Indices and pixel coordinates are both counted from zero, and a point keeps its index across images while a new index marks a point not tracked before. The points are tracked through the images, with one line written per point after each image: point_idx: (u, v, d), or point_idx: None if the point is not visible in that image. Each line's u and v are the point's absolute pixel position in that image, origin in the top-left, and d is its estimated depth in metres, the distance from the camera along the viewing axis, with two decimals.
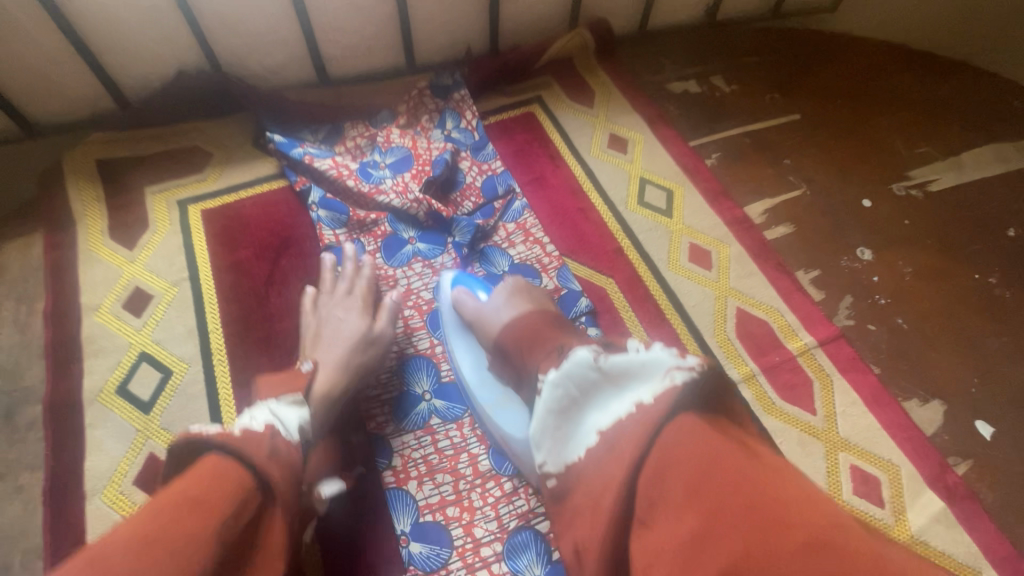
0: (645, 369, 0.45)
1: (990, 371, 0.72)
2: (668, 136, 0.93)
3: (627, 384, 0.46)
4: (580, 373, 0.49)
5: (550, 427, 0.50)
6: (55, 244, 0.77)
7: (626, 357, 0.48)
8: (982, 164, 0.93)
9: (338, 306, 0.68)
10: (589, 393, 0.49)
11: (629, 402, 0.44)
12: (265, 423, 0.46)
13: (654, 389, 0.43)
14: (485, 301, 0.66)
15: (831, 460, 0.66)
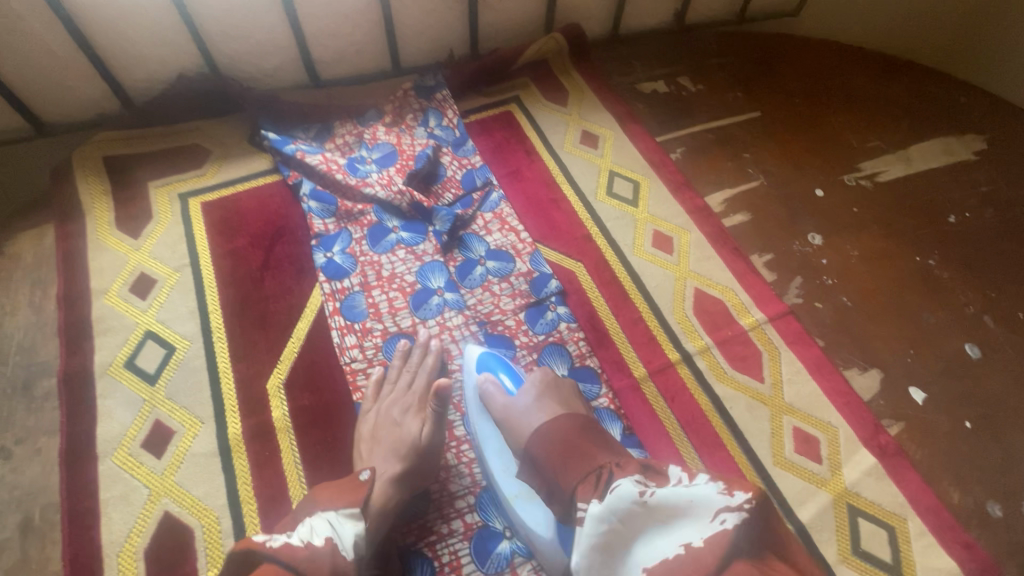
0: (693, 508, 0.46)
1: (923, 343, 0.79)
2: (637, 133, 1.00)
3: (674, 522, 0.47)
4: (624, 506, 0.47)
5: (594, 559, 0.48)
6: (67, 233, 0.83)
7: (669, 490, 0.48)
8: (929, 156, 0.99)
9: (397, 405, 0.69)
10: (633, 528, 0.48)
11: (678, 543, 0.45)
12: (325, 539, 0.51)
13: (703, 531, 0.45)
14: (513, 398, 0.63)
15: (776, 423, 0.72)
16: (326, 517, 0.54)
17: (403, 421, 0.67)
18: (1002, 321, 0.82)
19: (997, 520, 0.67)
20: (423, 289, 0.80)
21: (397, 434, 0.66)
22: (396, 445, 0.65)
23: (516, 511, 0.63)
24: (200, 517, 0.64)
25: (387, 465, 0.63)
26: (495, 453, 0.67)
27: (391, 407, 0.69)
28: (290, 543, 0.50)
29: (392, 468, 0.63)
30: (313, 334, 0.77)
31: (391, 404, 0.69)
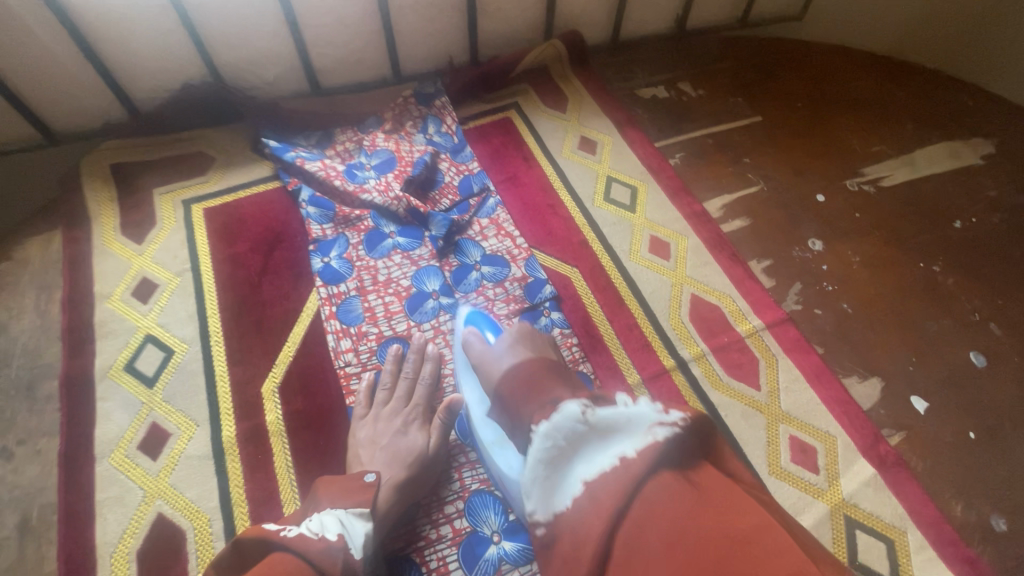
0: (632, 424, 0.45)
1: (926, 352, 0.78)
2: (635, 138, 1.00)
3: (613, 437, 0.46)
4: (568, 425, 0.47)
5: (539, 476, 0.48)
6: (74, 239, 0.85)
7: (613, 411, 0.47)
8: (935, 160, 0.98)
9: (396, 415, 0.70)
10: (576, 446, 0.47)
11: (614, 456, 0.44)
12: (338, 534, 0.51)
13: (637, 443, 0.43)
14: (491, 345, 0.64)
15: (772, 431, 0.71)
16: (335, 515, 0.55)
17: (404, 431, 0.68)
18: (1009, 330, 0.80)
19: (1000, 533, 0.65)
20: (419, 293, 0.81)
21: (399, 443, 0.66)
22: (397, 454, 0.65)
23: (492, 457, 0.64)
24: (192, 519, 0.65)
25: (389, 471, 0.64)
26: (477, 402, 0.69)
27: (390, 417, 0.69)
28: (305, 534, 0.50)
29: (394, 475, 0.63)
30: (308, 338, 0.78)
31: (391, 414, 0.70)
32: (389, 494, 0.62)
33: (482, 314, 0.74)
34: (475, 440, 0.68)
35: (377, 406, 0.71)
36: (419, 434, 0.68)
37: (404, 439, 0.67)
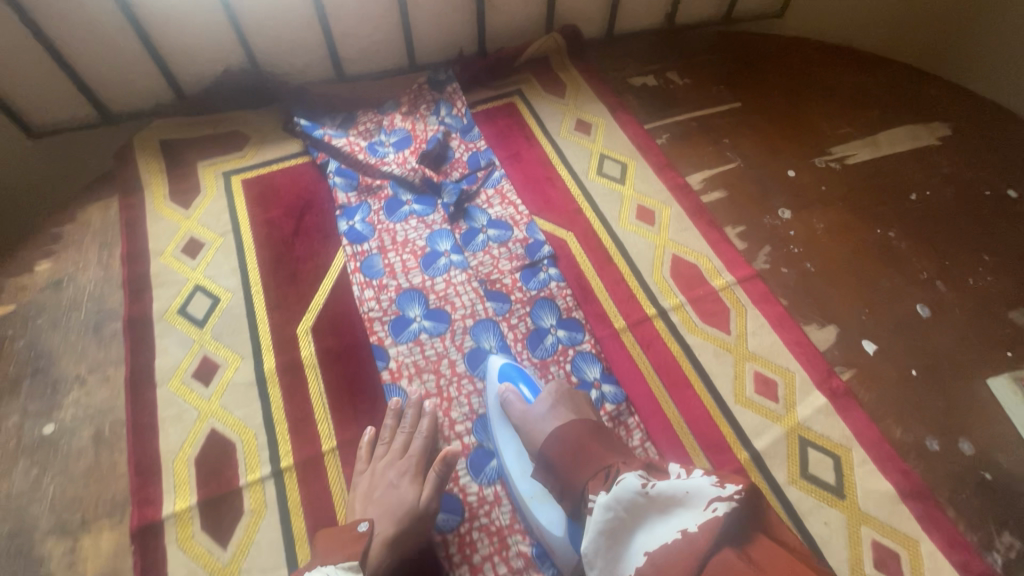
0: (690, 497, 0.50)
1: (878, 304, 0.88)
2: (626, 121, 1.11)
3: (673, 510, 0.50)
4: (628, 496, 0.52)
5: (601, 547, 0.52)
6: (129, 204, 0.97)
7: (670, 483, 0.52)
8: (895, 141, 1.09)
9: (391, 468, 0.70)
10: (637, 516, 0.52)
11: (675, 528, 0.48)
12: None
13: (696, 517, 0.48)
14: (531, 406, 0.70)
15: (739, 367, 0.82)
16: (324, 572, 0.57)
17: (397, 481, 0.69)
18: (954, 286, 0.90)
19: (933, 451, 0.75)
20: (432, 252, 0.92)
21: (391, 493, 0.67)
22: (389, 504, 0.66)
23: (532, 512, 0.67)
24: (239, 433, 0.76)
25: (383, 523, 0.65)
26: (515, 456, 0.71)
27: (386, 469, 0.70)
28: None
29: (386, 528, 0.64)
30: (336, 287, 0.89)
31: (386, 466, 0.70)
32: (379, 547, 0.63)
33: (515, 366, 0.77)
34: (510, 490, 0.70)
35: (375, 457, 0.72)
36: (411, 484, 0.69)
37: (398, 491, 0.68)
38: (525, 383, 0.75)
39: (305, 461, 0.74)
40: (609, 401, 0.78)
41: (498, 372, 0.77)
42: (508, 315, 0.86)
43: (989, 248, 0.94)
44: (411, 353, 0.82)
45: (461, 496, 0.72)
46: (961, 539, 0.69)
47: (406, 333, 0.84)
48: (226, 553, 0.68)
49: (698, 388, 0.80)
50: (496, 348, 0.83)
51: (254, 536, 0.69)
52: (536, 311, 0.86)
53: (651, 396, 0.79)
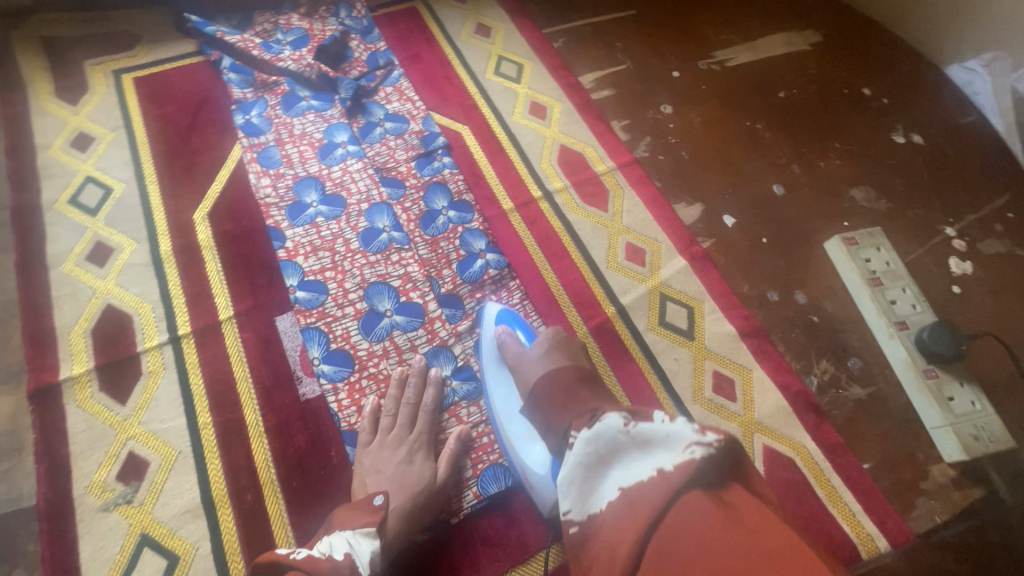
0: (668, 438, 0.45)
1: (741, 186, 0.98)
2: (525, 25, 1.15)
3: (652, 448, 0.47)
4: (610, 433, 0.51)
5: (576, 479, 0.50)
6: (12, 101, 0.95)
7: (653, 424, 0.48)
8: (773, 47, 1.17)
9: (400, 445, 0.69)
10: (617, 454, 0.50)
11: (649, 468, 0.45)
12: (344, 553, 0.55)
13: (670, 457, 0.44)
14: (527, 349, 0.70)
15: (612, 239, 0.90)
16: (345, 536, 0.57)
17: (409, 457, 0.68)
18: (806, 169, 1.01)
19: (772, 302, 0.87)
20: (329, 143, 0.95)
21: (405, 467, 0.67)
22: (402, 481, 0.66)
23: (518, 452, 0.69)
24: (135, 307, 0.79)
25: (398, 494, 0.65)
26: (505, 399, 0.72)
27: (397, 447, 0.69)
28: (313, 558, 0.55)
29: (403, 501, 0.64)
30: (232, 178, 0.91)
31: (396, 442, 0.69)
32: (395, 517, 0.63)
33: (513, 313, 0.77)
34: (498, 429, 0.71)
35: (385, 429, 0.71)
36: (425, 458, 0.69)
37: (410, 468, 0.67)
38: (520, 329, 0.76)
39: (202, 328, 0.78)
40: (492, 267, 0.85)
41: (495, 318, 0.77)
42: (402, 200, 0.90)
43: (839, 138, 1.06)
44: (307, 234, 0.86)
45: (352, 352, 0.77)
46: (785, 367, 0.82)
47: (303, 217, 0.88)
48: (126, 409, 0.72)
49: (575, 258, 0.88)
50: (389, 227, 0.88)
51: (153, 394, 0.73)
52: (429, 195, 0.91)
53: (532, 264, 0.87)
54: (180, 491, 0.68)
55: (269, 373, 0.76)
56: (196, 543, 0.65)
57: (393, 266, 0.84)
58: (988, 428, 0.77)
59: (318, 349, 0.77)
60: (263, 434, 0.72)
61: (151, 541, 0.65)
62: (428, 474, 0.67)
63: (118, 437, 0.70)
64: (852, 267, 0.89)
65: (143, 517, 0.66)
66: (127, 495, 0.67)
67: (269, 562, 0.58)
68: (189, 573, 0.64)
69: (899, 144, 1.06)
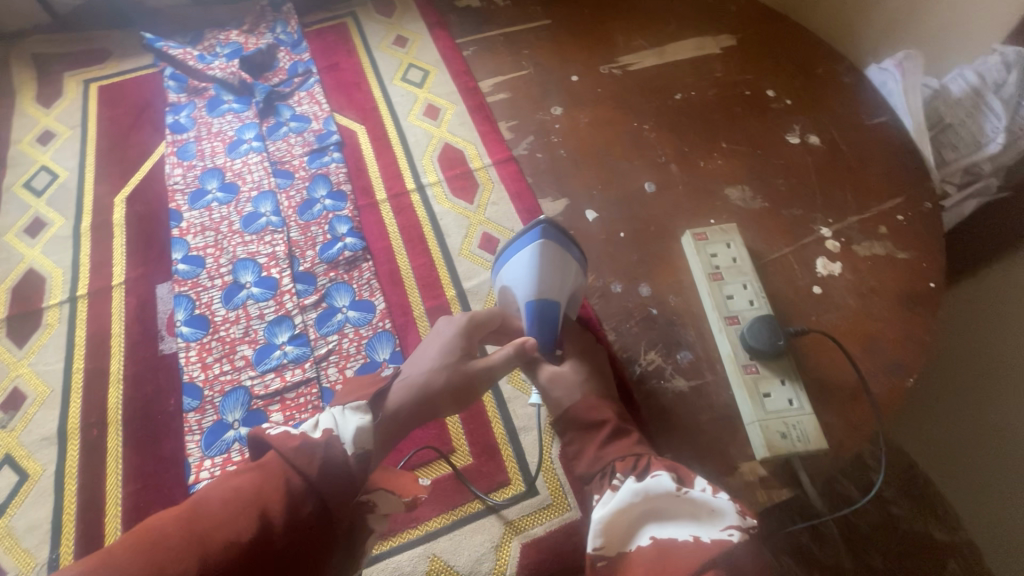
0: (710, 516, 0.56)
1: (612, 182, 1.00)
2: (440, 36, 1.23)
3: (701, 517, 0.57)
4: (659, 489, 0.58)
5: (614, 523, 0.59)
6: (2, 106, 1.16)
7: (699, 492, 0.58)
8: (681, 50, 1.18)
9: (446, 330, 0.70)
10: (656, 508, 0.58)
11: (688, 533, 0.55)
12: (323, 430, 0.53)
13: (709, 531, 0.55)
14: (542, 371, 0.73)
15: (471, 228, 0.96)
16: (332, 413, 0.57)
17: (444, 331, 0.69)
18: (685, 168, 1.01)
19: (614, 293, 0.89)
20: (238, 139, 1.08)
21: (435, 341, 0.68)
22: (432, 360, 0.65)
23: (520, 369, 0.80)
24: (50, 271, 0.94)
25: (415, 369, 0.65)
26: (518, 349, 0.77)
27: (444, 335, 0.69)
28: (288, 434, 0.52)
29: (416, 381, 0.63)
30: (153, 168, 1.05)
31: (445, 331, 0.70)
32: (403, 384, 0.63)
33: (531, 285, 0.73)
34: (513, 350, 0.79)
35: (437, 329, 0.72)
36: (457, 337, 0.68)
37: (444, 354, 0.66)
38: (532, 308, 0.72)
39: (96, 291, 0.91)
40: (348, 249, 0.93)
41: (524, 308, 0.73)
42: (288, 189, 1.01)
43: (727, 138, 1.05)
44: (201, 217, 0.98)
45: (209, 317, 0.87)
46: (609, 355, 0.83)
47: (201, 201, 1.00)
48: (22, 351, 0.86)
49: (431, 245, 0.94)
50: (270, 212, 0.98)
51: (44, 342, 0.87)
52: (312, 186, 1.01)
53: (389, 249, 0.94)
54: (45, 421, 0.80)
55: (139, 330, 0.87)
56: (44, 466, 0.77)
57: (264, 245, 0.94)
58: (802, 427, 0.73)
59: (183, 313, 0.88)
60: (120, 381, 0.83)
61: (11, 459, 0.77)
62: (459, 355, 0.67)
63: (9, 375, 0.84)
64: (697, 261, 0.87)
65: (10, 439, 0.79)
66: (3, 421, 0.80)
67: (255, 440, 0.54)
68: (32, 489, 0.75)
69: (792, 145, 1.03)
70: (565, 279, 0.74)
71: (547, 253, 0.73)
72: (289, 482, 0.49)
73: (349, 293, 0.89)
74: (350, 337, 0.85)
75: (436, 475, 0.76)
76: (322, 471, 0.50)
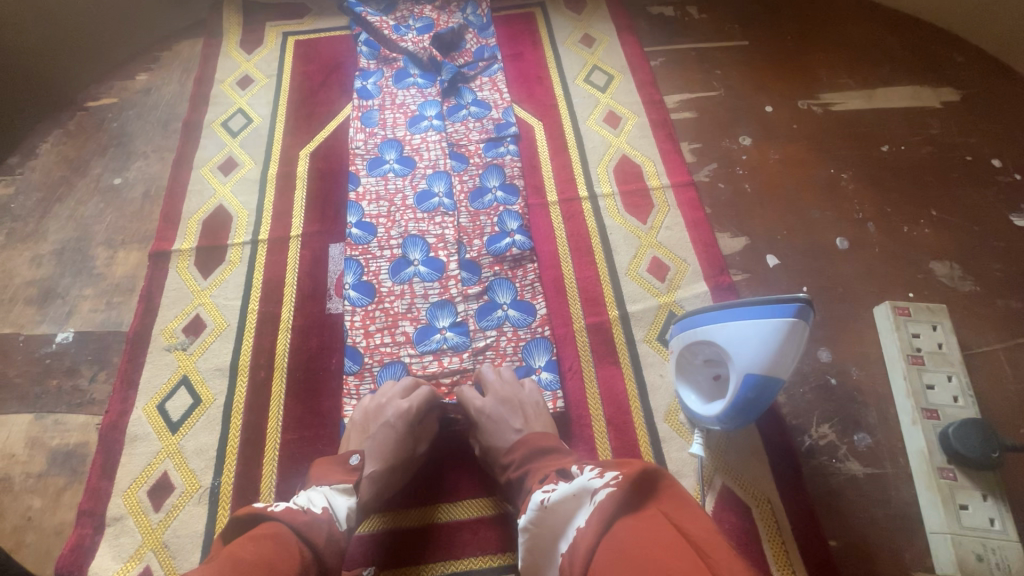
0: (578, 498, 0.53)
1: (798, 229, 0.93)
2: (628, 41, 1.18)
3: (575, 504, 0.53)
4: (534, 511, 0.58)
5: (536, 559, 0.56)
6: (210, 44, 1.23)
7: (563, 490, 0.56)
8: (893, 97, 1.07)
9: (393, 404, 0.75)
10: (547, 529, 0.55)
11: (573, 526, 0.51)
12: (323, 508, 0.59)
13: (581, 512, 0.51)
14: (722, 422, 0.68)
15: (641, 250, 0.93)
16: (321, 491, 0.62)
17: (393, 422, 0.73)
18: (884, 230, 0.92)
19: None
20: (419, 115, 1.07)
21: (385, 434, 0.73)
22: (384, 445, 0.73)
23: (686, 391, 0.72)
24: (237, 211, 1.00)
25: (372, 462, 0.72)
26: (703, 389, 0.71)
27: (390, 414, 0.74)
28: (292, 509, 0.56)
29: (377, 469, 0.71)
30: (338, 129, 1.09)
31: (388, 405, 0.75)
32: (371, 477, 0.71)
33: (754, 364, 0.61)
34: (697, 379, 0.72)
35: (380, 411, 0.75)
36: (406, 429, 0.73)
37: (393, 435, 0.73)
38: (745, 386, 0.63)
39: (276, 239, 0.96)
40: (516, 247, 0.92)
41: (742, 382, 0.63)
42: (462, 172, 1.00)
43: (938, 206, 0.94)
44: (377, 185, 0.99)
45: (376, 286, 0.89)
46: (777, 417, 0.77)
47: (379, 170, 1.01)
48: (205, 282, 0.92)
49: (598, 259, 0.92)
50: (443, 193, 0.98)
51: (226, 277, 0.93)
52: (485, 174, 1.00)
53: (554, 254, 0.93)
54: (219, 353, 0.86)
55: (310, 285, 0.91)
56: (216, 396, 0.82)
57: (434, 226, 0.94)
58: (1004, 553, 0.64)
59: (352, 277, 0.89)
60: (290, 330, 0.87)
61: (188, 381, 0.83)
62: (406, 449, 0.74)
63: (193, 302, 0.90)
64: (895, 338, 0.79)
65: (189, 363, 0.85)
66: (184, 344, 0.86)
67: (246, 515, 0.55)
68: (204, 414, 0.81)
69: (1016, 227, 0.91)
70: (795, 362, 0.63)
71: (793, 338, 0.60)
72: (305, 551, 0.52)
73: (510, 291, 0.88)
74: (508, 336, 0.85)
75: (465, 516, 0.75)
76: (325, 541, 0.55)
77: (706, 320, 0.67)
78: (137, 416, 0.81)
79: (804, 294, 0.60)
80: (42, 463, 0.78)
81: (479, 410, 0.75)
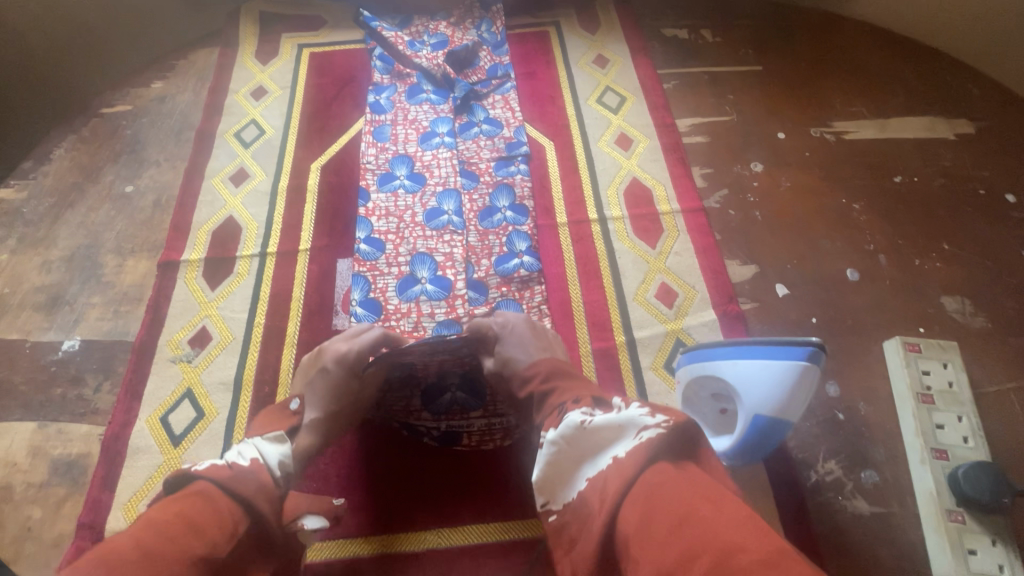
0: (623, 428, 0.50)
1: (808, 258, 0.93)
2: (641, 62, 1.19)
3: (616, 434, 0.51)
4: (571, 430, 0.55)
5: (553, 475, 0.55)
6: (225, 54, 1.23)
7: (607, 416, 0.53)
8: (907, 127, 1.06)
9: (333, 350, 0.76)
10: (579, 450, 0.53)
11: (609, 456, 0.50)
12: (251, 458, 0.58)
13: (624, 444, 0.49)
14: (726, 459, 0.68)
15: (649, 275, 0.93)
16: (252, 443, 0.61)
17: (330, 367, 0.74)
18: (896, 262, 0.92)
19: None
20: (430, 131, 1.07)
21: (323, 378, 0.74)
22: (323, 391, 0.73)
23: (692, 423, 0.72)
24: (247, 223, 1.00)
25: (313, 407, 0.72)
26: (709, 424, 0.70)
27: (331, 360, 0.75)
28: (219, 466, 0.55)
29: (316, 415, 0.72)
30: (349, 143, 1.10)
31: (330, 350, 0.76)
32: (311, 423, 0.71)
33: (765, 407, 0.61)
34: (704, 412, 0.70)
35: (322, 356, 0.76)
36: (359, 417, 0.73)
37: (331, 379, 0.74)
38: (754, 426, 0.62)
39: (283, 252, 0.96)
40: (524, 268, 0.92)
41: (751, 423, 0.62)
42: (472, 191, 1.00)
43: (951, 239, 0.94)
44: (387, 202, 0.99)
45: (383, 303, 0.88)
46: (783, 450, 0.76)
47: (389, 185, 1.00)
48: (213, 294, 0.92)
49: (606, 283, 0.92)
50: (452, 211, 0.98)
51: (234, 290, 0.93)
52: (495, 193, 1.00)
53: (562, 277, 0.93)
54: (224, 366, 0.86)
55: (317, 300, 0.91)
56: (220, 409, 0.82)
57: (442, 244, 0.94)
58: None
59: (359, 293, 0.89)
60: (295, 346, 0.87)
61: (192, 394, 0.83)
62: (347, 397, 0.74)
63: (200, 313, 0.90)
64: (904, 373, 0.78)
65: (193, 375, 0.85)
66: (189, 356, 0.87)
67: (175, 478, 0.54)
68: (207, 427, 0.81)
69: None
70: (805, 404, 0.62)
71: (805, 384, 0.60)
72: (232, 506, 0.51)
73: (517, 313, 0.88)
74: None
75: (465, 541, 0.75)
76: (255, 491, 0.54)
77: (718, 357, 0.66)
78: (139, 428, 0.81)
79: (818, 339, 0.60)
80: (43, 472, 0.78)
81: (502, 328, 0.75)
